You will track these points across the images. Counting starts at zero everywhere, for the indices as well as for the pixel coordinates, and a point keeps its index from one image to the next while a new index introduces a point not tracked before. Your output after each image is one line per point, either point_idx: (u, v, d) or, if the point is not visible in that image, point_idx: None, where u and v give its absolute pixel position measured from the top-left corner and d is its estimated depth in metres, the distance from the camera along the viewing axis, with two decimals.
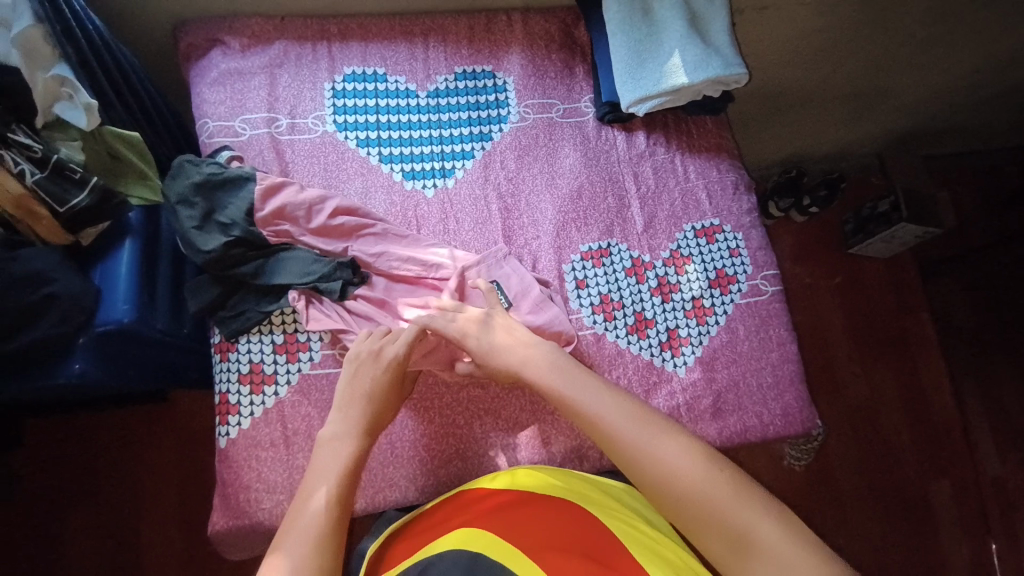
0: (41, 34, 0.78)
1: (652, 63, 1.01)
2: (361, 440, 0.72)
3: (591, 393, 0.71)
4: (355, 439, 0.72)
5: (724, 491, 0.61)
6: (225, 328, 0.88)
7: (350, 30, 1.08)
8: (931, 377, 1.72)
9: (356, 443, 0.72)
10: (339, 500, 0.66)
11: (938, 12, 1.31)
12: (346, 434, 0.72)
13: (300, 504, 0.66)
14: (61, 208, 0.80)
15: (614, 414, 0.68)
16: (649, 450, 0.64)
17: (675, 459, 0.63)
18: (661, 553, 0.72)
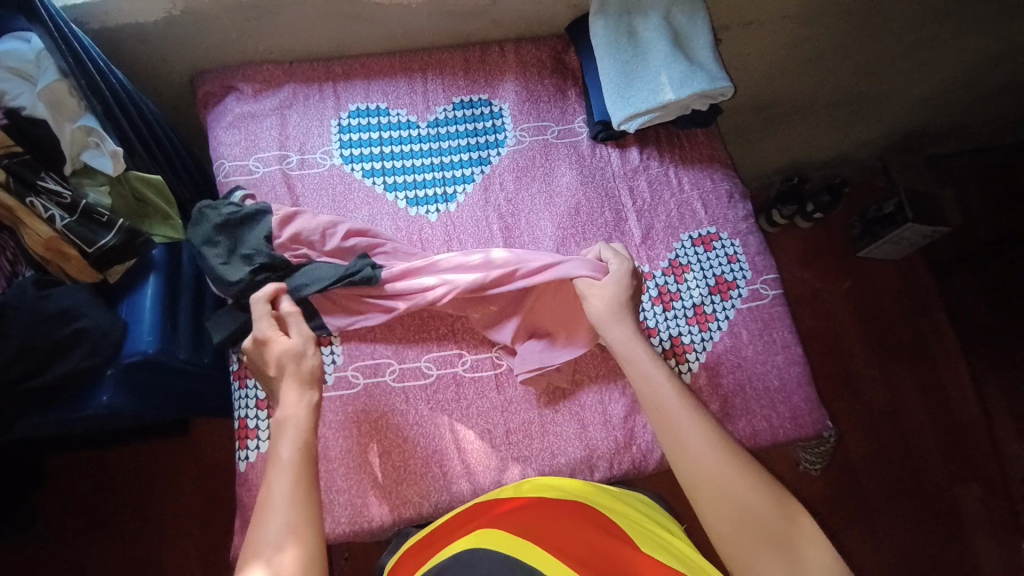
0: (67, 88, 0.85)
1: (639, 82, 1.05)
2: (304, 416, 0.69)
3: (665, 391, 0.73)
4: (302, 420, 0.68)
5: (772, 512, 0.63)
6: None
7: (353, 70, 1.14)
8: (951, 377, 1.69)
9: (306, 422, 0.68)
10: (306, 476, 0.63)
11: (922, 16, 1.34)
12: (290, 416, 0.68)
13: (266, 494, 0.61)
14: (90, 248, 0.86)
15: (684, 415, 0.70)
16: (711, 456, 0.67)
17: (733, 472, 0.66)
18: (662, 543, 0.76)
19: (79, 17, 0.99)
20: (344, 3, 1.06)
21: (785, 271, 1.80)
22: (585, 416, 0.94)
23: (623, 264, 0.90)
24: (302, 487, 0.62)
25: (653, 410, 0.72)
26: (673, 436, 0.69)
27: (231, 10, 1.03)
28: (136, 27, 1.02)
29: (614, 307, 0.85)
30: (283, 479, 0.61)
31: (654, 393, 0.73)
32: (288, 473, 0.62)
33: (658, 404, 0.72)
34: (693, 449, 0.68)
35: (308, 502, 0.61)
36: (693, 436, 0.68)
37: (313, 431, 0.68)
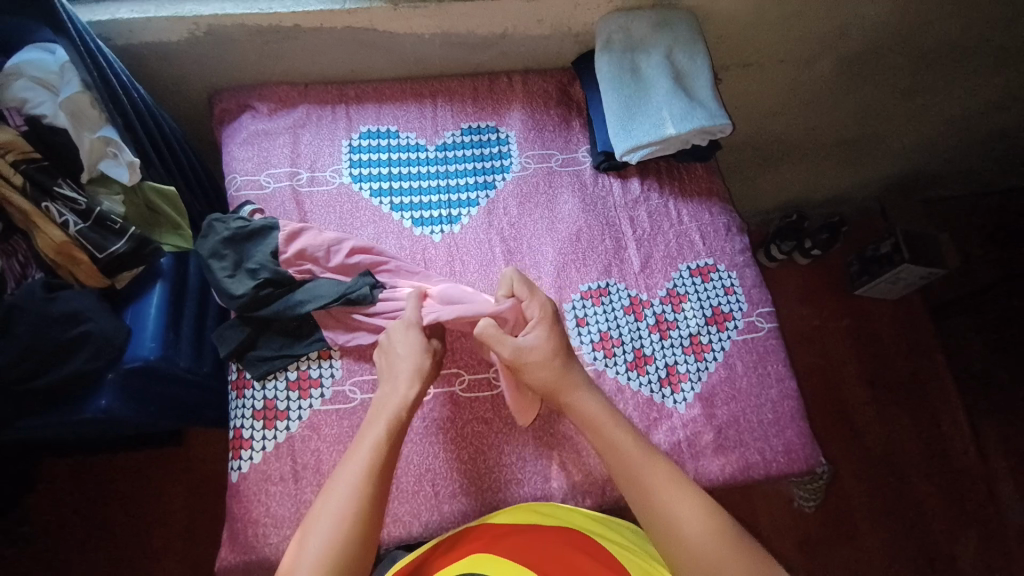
0: (89, 100, 0.87)
1: (641, 115, 1.09)
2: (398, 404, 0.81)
3: (640, 453, 0.79)
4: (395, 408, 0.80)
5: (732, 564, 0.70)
6: (254, 369, 0.93)
7: (366, 93, 1.18)
8: (947, 419, 1.69)
9: (396, 413, 0.80)
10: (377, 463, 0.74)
11: (915, 64, 1.39)
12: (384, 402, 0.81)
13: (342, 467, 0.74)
14: (102, 254, 0.88)
15: (654, 480, 0.76)
16: (677, 515, 0.73)
17: (697, 533, 0.72)
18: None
19: (107, 33, 1.03)
20: (361, 31, 1.11)
21: (782, 305, 1.81)
22: (580, 441, 0.94)
23: (544, 310, 0.88)
24: (374, 473, 0.73)
25: (623, 478, 0.78)
26: (642, 500, 0.76)
27: (252, 34, 1.08)
28: (160, 45, 1.06)
29: (558, 370, 0.85)
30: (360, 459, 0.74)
31: (624, 459, 0.78)
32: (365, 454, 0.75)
33: (627, 469, 0.78)
34: (662, 509, 0.74)
35: (373, 485, 0.72)
36: (665, 497, 0.75)
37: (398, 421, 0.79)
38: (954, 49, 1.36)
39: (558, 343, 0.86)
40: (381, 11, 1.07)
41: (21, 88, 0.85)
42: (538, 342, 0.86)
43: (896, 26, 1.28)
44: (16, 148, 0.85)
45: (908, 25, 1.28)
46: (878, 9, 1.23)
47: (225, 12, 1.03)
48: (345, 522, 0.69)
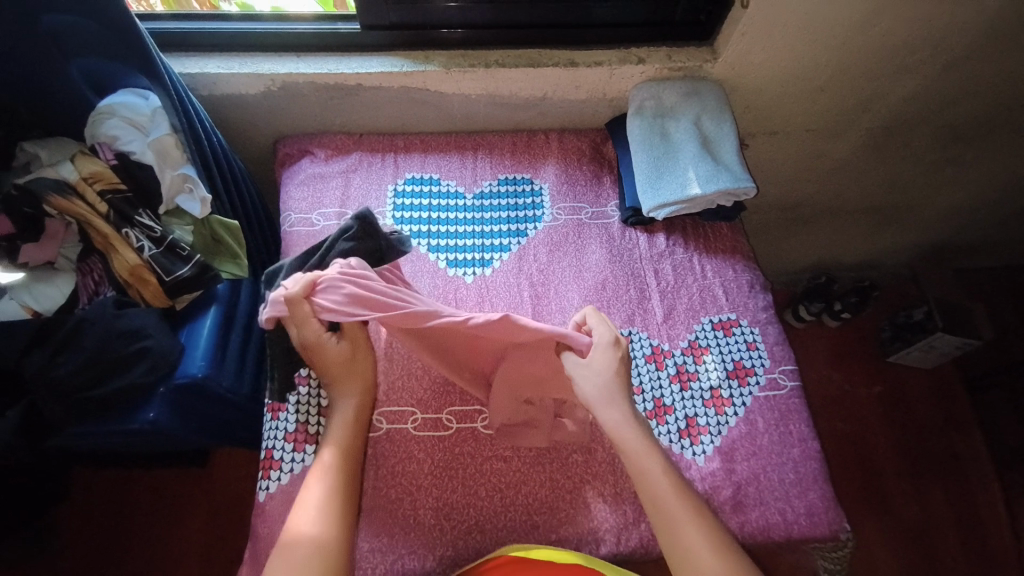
0: (173, 141, 0.97)
1: (669, 175, 1.15)
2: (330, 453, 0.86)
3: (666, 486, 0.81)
4: (337, 436, 0.88)
5: None
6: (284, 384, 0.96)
7: (413, 144, 1.29)
8: (985, 500, 1.61)
9: (341, 439, 0.88)
10: (333, 490, 0.82)
11: (944, 138, 1.43)
12: (331, 434, 0.89)
13: (299, 508, 0.80)
14: (168, 277, 0.97)
15: (677, 514, 0.79)
16: (697, 551, 0.76)
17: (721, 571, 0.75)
18: None
19: (194, 84, 1.17)
20: (415, 90, 1.22)
21: (808, 366, 1.80)
22: (597, 487, 0.95)
23: (609, 339, 0.92)
24: (328, 507, 0.80)
25: (655, 512, 0.80)
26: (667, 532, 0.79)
27: (319, 90, 1.20)
28: (238, 95, 1.20)
29: (606, 390, 0.88)
30: (313, 495, 0.80)
31: (653, 489, 0.81)
32: (317, 489, 0.81)
33: (654, 495, 0.81)
34: (682, 540, 0.78)
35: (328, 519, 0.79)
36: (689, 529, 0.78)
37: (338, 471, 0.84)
38: (984, 125, 1.39)
39: (620, 370, 0.90)
40: (434, 74, 1.19)
41: (113, 125, 0.95)
42: (598, 365, 0.90)
43: (923, 103, 1.32)
44: (103, 179, 0.96)
45: (936, 102, 1.32)
46: (906, 87, 1.28)
47: (298, 71, 1.16)
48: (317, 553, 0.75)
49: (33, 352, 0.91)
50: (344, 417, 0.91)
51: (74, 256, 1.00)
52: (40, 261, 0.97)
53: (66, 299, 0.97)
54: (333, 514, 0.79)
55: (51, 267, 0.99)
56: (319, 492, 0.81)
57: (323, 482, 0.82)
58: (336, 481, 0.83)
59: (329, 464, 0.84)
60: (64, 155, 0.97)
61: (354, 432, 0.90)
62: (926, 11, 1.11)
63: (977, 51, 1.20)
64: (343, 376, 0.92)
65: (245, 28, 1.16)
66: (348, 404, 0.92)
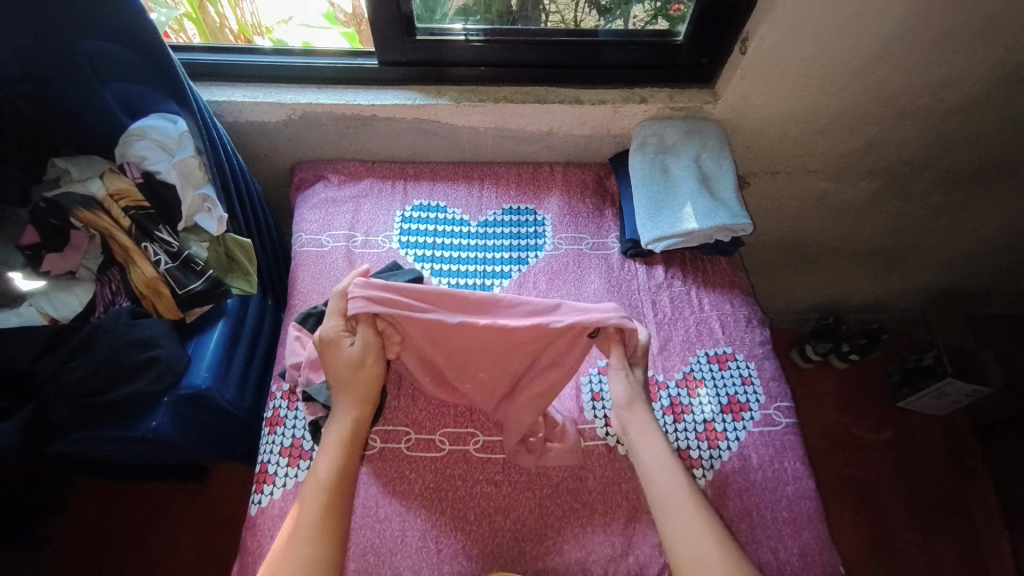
0: (196, 163, 1.03)
1: (668, 209, 1.18)
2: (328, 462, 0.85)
3: (683, 506, 0.81)
4: (334, 451, 0.86)
5: None
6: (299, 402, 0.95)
7: (423, 173, 1.35)
8: (998, 554, 1.55)
9: (337, 454, 0.86)
10: (327, 509, 0.80)
11: (947, 183, 1.44)
12: (329, 441, 0.87)
13: (293, 524, 0.79)
14: (180, 290, 1.02)
15: (684, 521, 0.80)
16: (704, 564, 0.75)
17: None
18: None
19: (220, 111, 1.24)
20: (427, 122, 1.28)
21: (811, 405, 1.78)
22: (586, 516, 0.94)
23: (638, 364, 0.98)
24: (319, 527, 0.78)
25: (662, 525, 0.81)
26: (674, 551, 0.78)
27: (336, 120, 1.27)
28: (260, 123, 1.27)
29: (637, 399, 0.94)
30: (307, 514, 0.79)
31: (668, 507, 0.82)
32: (314, 500, 0.80)
33: (666, 512, 0.81)
34: (689, 554, 0.77)
35: (326, 528, 0.78)
36: (700, 550, 0.77)
37: (334, 480, 0.83)
38: (987, 171, 1.41)
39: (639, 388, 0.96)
40: (446, 107, 1.25)
41: (142, 146, 1.01)
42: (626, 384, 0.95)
43: (924, 148, 1.35)
44: (129, 197, 1.02)
45: (936, 147, 1.35)
46: (905, 132, 1.31)
47: (318, 102, 1.23)
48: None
49: (47, 357, 0.95)
50: (344, 424, 0.89)
51: (95, 267, 1.05)
52: (61, 270, 1.02)
53: (83, 308, 1.02)
54: (328, 528, 0.78)
55: (72, 277, 1.04)
56: (312, 510, 0.79)
57: (317, 499, 0.80)
58: (330, 501, 0.81)
59: (324, 480, 0.83)
60: (93, 172, 1.03)
61: (351, 441, 0.88)
62: (923, 61, 1.15)
63: (976, 99, 1.23)
64: (347, 380, 0.91)
65: (272, 61, 1.24)
66: (348, 414, 0.90)
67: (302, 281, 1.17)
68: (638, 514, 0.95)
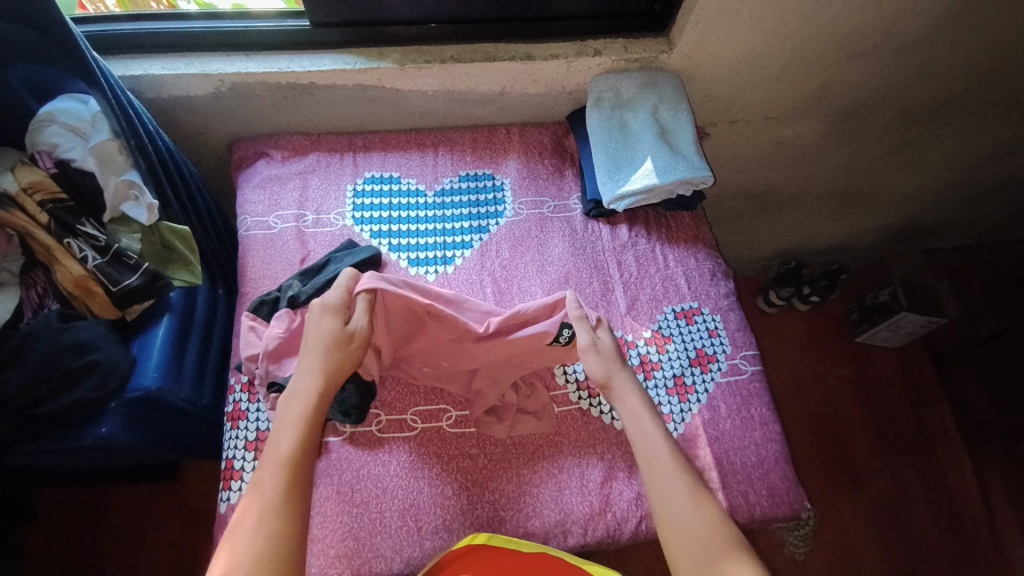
0: (117, 146, 0.95)
1: (628, 165, 1.16)
2: (290, 441, 0.77)
3: (665, 462, 0.81)
4: (297, 427, 0.79)
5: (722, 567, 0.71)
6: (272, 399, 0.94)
7: (373, 144, 1.27)
8: (950, 472, 1.66)
9: (301, 428, 0.79)
10: (290, 487, 0.73)
11: (900, 121, 1.45)
12: (290, 417, 0.80)
13: (250, 504, 0.71)
14: (114, 287, 0.95)
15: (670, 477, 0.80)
16: (683, 516, 0.76)
17: (698, 539, 0.74)
18: None
19: (139, 87, 1.14)
20: (370, 88, 1.20)
21: (776, 349, 1.83)
22: (564, 479, 0.95)
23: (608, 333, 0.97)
24: (282, 508, 0.71)
25: (652, 478, 0.81)
26: (655, 502, 0.79)
27: (271, 90, 1.18)
28: (187, 97, 1.17)
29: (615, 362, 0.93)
30: (266, 492, 0.72)
31: (655, 463, 0.82)
32: (275, 477, 0.74)
33: (653, 465, 0.82)
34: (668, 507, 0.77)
35: (288, 510, 0.71)
36: (677, 502, 0.77)
37: (296, 459, 0.76)
38: (939, 107, 1.42)
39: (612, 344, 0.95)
40: (389, 71, 1.17)
41: (53, 133, 0.93)
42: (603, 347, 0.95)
43: (879, 87, 1.35)
44: (44, 189, 0.93)
45: (890, 85, 1.35)
46: (861, 73, 1.30)
47: (247, 71, 1.14)
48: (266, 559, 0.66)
49: None
50: (307, 399, 0.82)
51: (17, 270, 0.96)
52: None
53: (10, 315, 0.93)
54: (288, 510, 0.71)
55: None
56: (274, 488, 0.73)
57: (280, 476, 0.74)
58: (291, 478, 0.74)
59: (285, 455, 0.76)
60: (3, 165, 0.94)
61: (316, 419, 0.81)
62: None
63: (927, 33, 1.22)
64: (319, 358, 0.85)
65: (193, 28, 1.13)
66: (314, 387, 0.83)
67: (252, 267, 1.11)
68: (615, 472, 0.96)
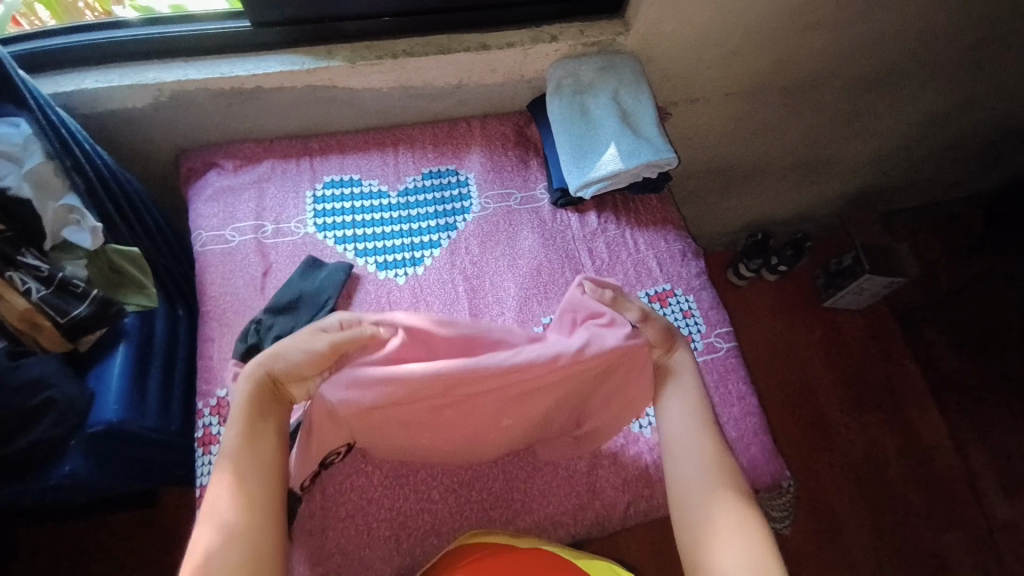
0: (52, 168, 0.90)
1: (591, 152, 1.15)
2: (234, 439, 0.79)
3: (686, 413, 0.87)
4: (239, 422, 0.80)
5: (709, 509, 0.77)
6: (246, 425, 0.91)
7: (329, 146, 1.23)
8: (920, 425, 1.73)
9: (242, 424, 0.80)
10: (239, 482, 0.75)
11: (853, 90, 1.48)
12: (234, 414, 0.81)
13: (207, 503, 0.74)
14: (63, 319, 0.90)
15: (687, 428, 0.85)
16: (685, 463, 0.82)
17: (693, 483, 0.80)
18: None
19: (74, 104, 1.07)
20: (321, 88, 1.16)
21: (749, 321, 1.86)
22: (550, 473, 0.95)
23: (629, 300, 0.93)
24: (233, 502, 0.74)
25: (668, 428, 0.87)
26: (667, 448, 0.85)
27: (216, 97, 1.12)
28: (127, 110, 1.11)
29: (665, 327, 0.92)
30: (218, 489, 0.75)
31: (673, 416, 0.87)
32: (224, 475, 0.76)
33: (670, 417, 0.87)
34: (676, 455, 0.84)
35: (239, 504, 0.74)
36: (685, 451, 0.83)
37: (242, 453, 0.78)
38: (889, 72, 1.45)
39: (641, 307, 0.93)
40: (339, 69, 1.13)
41: None
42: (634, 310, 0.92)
43: (830, 58, 1.37)
44: None
45: (842, 54, 1.36)
46: (813, 44, 1.32)
47: (187, 78, 1.08)
48: (229, 546, 0.70)
49: None
50: (246, 395, 0.82)
51: None
52: None
53: None
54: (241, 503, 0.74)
55: None
56: (225, 485, 0.75)
57: (229, 472, 0.76)
58: (239, 473, 0.76)
59: (233, 452, 0.78)
60: None
61: (259, 411, 0.82)
62: None
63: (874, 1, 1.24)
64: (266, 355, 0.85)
65: (128, 37, 1.07)
66: (251, 382, 0.83)
67: (211, 285, 1.07)
68: (599, 461, 0.96)
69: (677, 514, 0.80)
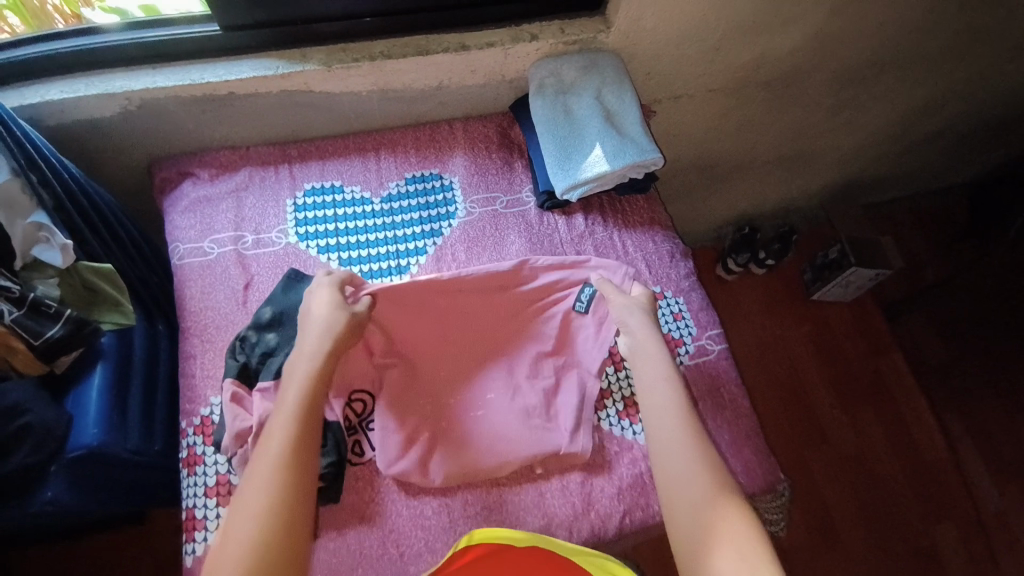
0: (19, 186, 0.88)
1: (577, 153, 1.13)
2: (293, 401, 0.77)
3: (671, 410, 0.81)
4: (302, 383, 0.79)
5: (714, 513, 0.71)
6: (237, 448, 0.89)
7: (308, 152, 1.20)
8: (908, 416, 1.75)
9: (304, 387, 0.78)
10: (296, 439, 0.73)
11: (836, 83, 1.48)
12: (294, 375, 0.80)
13: (255, 462, 0.71)
14: (36, 341, 0.86)
15: (675, 425, 0.79)
16: (682, 464, 0.75)
17: (693, 485, 0.74)
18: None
19: (38, 115, 1.03)
20: (296, 93, 1.13)
21: (739, 317, 1.87)
22: (545, 484, 0.94)
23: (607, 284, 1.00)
24: (287, 461, 0.71)
25: (656, 426, 0.80)
26: (654, 451, 0.78)
27: (187, 104, 1.09)
28: (94, 119, 1.07)
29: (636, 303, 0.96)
30: (272, 447, 0.71)
31: (659, 415, 0.80)
32: (282, 428, 0.74)
33: (657, 413, 0.81)
34: (667, 458, 0.77)
35: (295, 462, 0.71)
36: (675, 453, 0.77)
37: (303, 412, 0.76)
38: (872, 65, 1.45)
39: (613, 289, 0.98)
40: (314, 73, 1.09)
41: None
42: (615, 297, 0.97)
43: (813, 52, 1.36)
44: None
45: (825, 47, 1.36)
46: (796, 38, 1.31)
47: (156, 85, 1.04)
48: (277, 505, 0.67)
49: None
50: (310, 358, 0.82)
51: None
52: None
53: None
54: (293, 463, 0.71)
55: None
56: (280, 442, 0.72)
57: (288, 427, 0.74)
58: (297, 429, 0.74)
59: (293, 411, 0.75)
60: None
61: (319, 377, 0.80)
62: None
63: None
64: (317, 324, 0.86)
65: (92, 44, 1.03)
66: (316, 345, 0.84)
67: (190, 299, 1.04)
68: (593, 469, 0.95)
69: (673, 522, 0.73)
